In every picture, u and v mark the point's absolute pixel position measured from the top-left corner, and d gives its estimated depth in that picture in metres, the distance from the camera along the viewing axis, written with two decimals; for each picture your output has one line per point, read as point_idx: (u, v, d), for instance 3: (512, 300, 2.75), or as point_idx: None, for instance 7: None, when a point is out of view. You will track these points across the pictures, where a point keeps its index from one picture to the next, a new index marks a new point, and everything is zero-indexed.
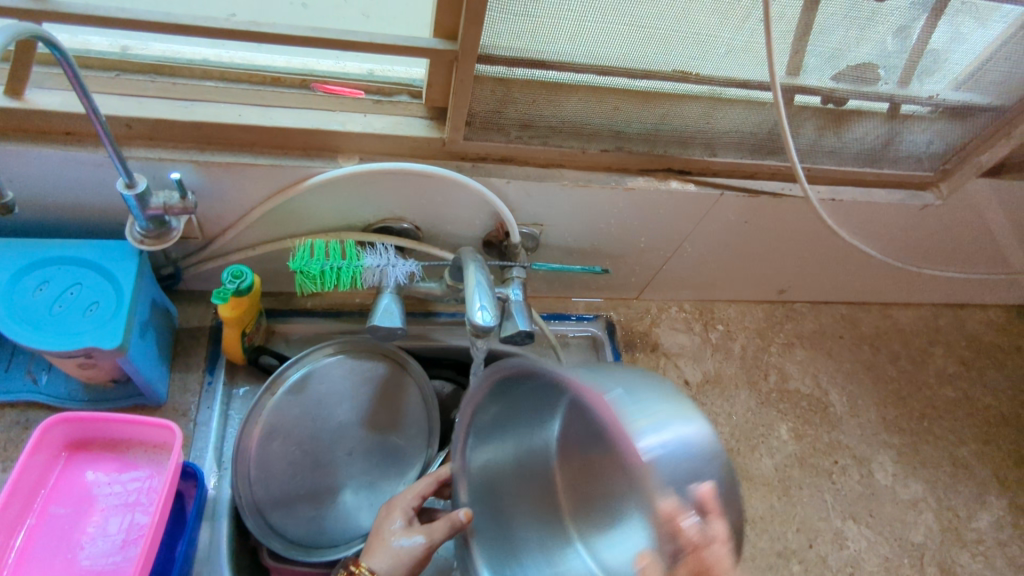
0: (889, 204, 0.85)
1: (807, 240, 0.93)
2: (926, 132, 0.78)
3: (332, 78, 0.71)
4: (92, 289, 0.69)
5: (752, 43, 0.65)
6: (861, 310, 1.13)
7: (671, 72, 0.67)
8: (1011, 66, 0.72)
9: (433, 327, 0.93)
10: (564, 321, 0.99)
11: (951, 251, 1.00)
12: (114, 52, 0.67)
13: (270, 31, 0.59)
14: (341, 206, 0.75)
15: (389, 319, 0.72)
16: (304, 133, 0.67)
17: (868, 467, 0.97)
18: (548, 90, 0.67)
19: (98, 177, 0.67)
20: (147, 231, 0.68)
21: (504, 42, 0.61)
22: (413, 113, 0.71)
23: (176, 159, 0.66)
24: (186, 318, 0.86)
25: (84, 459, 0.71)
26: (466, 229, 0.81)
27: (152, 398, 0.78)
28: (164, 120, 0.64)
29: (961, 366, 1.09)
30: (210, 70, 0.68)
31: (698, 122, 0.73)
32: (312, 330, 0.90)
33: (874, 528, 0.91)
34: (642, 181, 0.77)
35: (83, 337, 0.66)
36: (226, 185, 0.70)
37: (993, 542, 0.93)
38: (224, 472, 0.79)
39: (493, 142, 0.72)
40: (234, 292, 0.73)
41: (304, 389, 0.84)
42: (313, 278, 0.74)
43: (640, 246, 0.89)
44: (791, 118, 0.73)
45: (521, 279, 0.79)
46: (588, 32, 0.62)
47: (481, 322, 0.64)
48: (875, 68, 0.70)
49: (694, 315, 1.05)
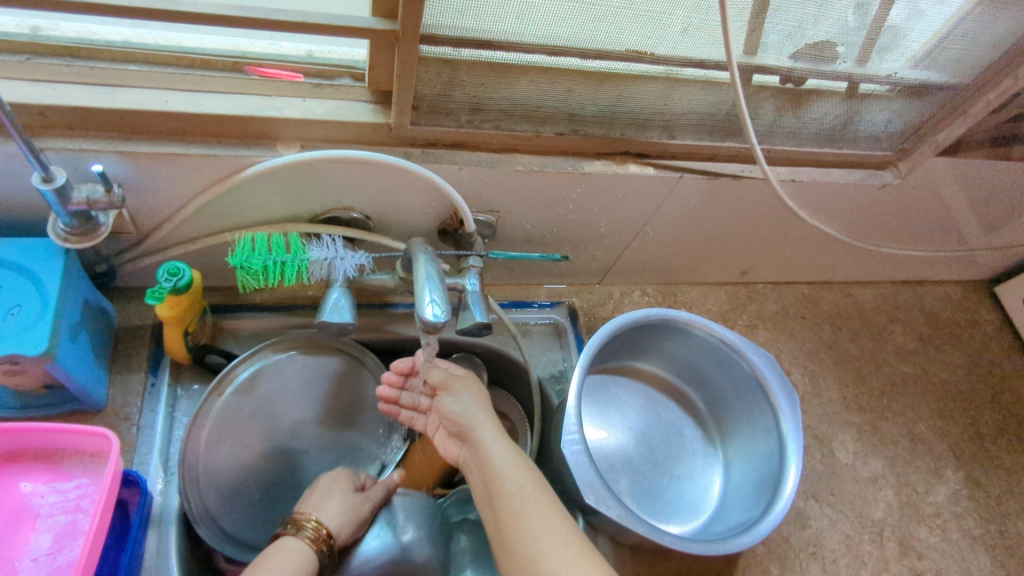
0: (849, 184, 0.84)
1: (768, 221, 0.92)
2: (884, 111, 0.77)
3: (267, 60, 0.66)
4: (14, 291, 0.64)
5: (708, 22, 0.63)
6: (823, 289, 1.13)
7: (625, 52, 0.64)
8: (968, 44, 0.71)
9: (390, 319, 0.89)
10: (525, 310, 0.96)
11: (908, 229, 1.01)
12: (23, 33, 0.61)
13: (190, 10, 0.54)
14: (284, 196, 0.71)
15: (339, 314, 0.69)
16: (239, 120, 0.63)
17: (829, 447, 0.97)
18: (497, 71, 0.64)
19: (13, 170, 0.62)
20: (70, 228, 0.63)
21: (449, 21, 0.58)
22: (357, 97, 0.67)
23: (98, 150, 0.61)
24: (125, 317, 0.82)
25: (15, 471, 0.67)
26: (420, 218, 0.78)
27: (89, 403, 0.74)
28: (80, 108, 0.59)
29: (919, 342, 1.11)
30: (132, 53, 0.63)
31: (656, 103, 0.71)
32: (261, 325, 0.86)
33: (835, 507, 0.92)
34: (600, 165, 0.75)
35: (3, 343, 0.61)
36: (157, 177, 0.65)
37: (949, 514, 0.95)
38: (171, 478, 0.75)
39: (443, 127, 0.68)
40: (171, 291, 0.69)
41: (253, 388, 0.80)
42: (255, 274, 0.70)
43: (600, 231, 0.86)
44: (749, 98, 0.71)
45: (478, 268, 0.76)
46: (537, 13, 0.59)
47: (432, 318, 0.61)
48: (833, 47, 0.68)
49: (657, 298, 1.04)
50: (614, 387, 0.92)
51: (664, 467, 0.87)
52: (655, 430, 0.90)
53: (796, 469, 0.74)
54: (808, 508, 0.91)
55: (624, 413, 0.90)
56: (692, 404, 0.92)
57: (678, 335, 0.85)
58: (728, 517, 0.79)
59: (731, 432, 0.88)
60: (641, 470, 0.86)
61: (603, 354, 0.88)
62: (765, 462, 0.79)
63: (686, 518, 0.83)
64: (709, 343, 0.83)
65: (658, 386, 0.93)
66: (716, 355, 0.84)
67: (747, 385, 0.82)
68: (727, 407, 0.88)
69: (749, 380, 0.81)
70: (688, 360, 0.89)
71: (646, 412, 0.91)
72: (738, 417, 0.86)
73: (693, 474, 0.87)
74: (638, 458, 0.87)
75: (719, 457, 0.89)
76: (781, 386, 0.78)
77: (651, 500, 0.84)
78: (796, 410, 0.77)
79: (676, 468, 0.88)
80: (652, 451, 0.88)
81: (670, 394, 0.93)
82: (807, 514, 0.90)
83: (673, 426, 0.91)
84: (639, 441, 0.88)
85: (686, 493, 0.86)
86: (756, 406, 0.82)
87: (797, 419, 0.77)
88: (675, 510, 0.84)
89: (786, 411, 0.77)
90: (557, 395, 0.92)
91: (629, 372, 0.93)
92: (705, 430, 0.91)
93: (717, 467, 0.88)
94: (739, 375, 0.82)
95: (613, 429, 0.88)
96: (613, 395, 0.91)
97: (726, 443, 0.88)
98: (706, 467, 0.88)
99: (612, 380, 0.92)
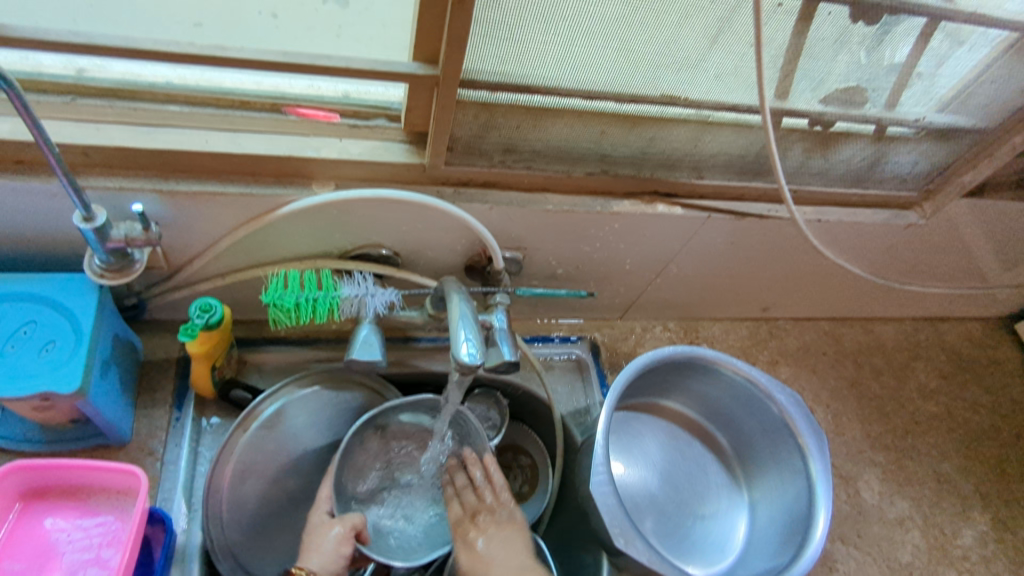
0: (875, 224, 0.84)
1: (792, 259, 0.92)
2: (911, 153, 0.78)
3: (305, 101, 0.67)
4: (48, 328, 0.65)
5: (742, 67, 0.64)
6: (843, 325, 1.13)
7: (659, 96, 0.65)
8: (995, 90, 0.72)
9: (413, 353, 0.89)
10: (547, 344, 0.96)
11: (931, 268, 1.00)
12: (69, 74, 0.62)
13: (237, 56, 0.55)
14: (315, 233, 0.71)
15: (368, 352, 0.69)
16: (275, 159, 0.64)
17: (854, 487, 0.96)
18: (533, 115, 0.65)
19: (54, 208, 0.63)
20: (107, 265, 0.64)
21: (488, 68, 0.59)
22: (392, 138, 0.68)
23: (138, 189, 0.62)
24: (151, 350, 0.82)
25: (42, 507, 0.66)
26: (449, 254, 0.78)
27: (115, 438, 0.74)
28: (121, 147, 0.60)
29: (941, 380, 1.10)
30: (173, 94, 0.64)
31: (686, 145, 0.72)
32: (285, 359, 0.85)
33: (862, 549, 0.91)
34: (629, 205, 0.75)
35: (37, 379, 0.61)
36: (192, 214, 0.66)
37: (978, 558, 0.93)
38: (195, 514, 0.74)
39: (475, 167, 0.69)
40: (203, 327, 0.70)
41: (278, 423, 0.79)
42: (288, 312, 0.70)
43: (625, 268, 0.86)
44: (778, 141, 0.72)
45: (505, 305, 0.76)
46: (574, 59, 0.60)
47: (467, 359, 0.61)
48: (862, 92, 0.69)
49: (679, 333, 1.04)
50: (636, 425, 0.91)
51: (688, 508, 0.86)
52: (679, 468, 0.89)
53: (826, 516, 0.72)
54: (835, 551, 0.90)
55: (648, 451, 0.89)
56: (715, 442, 0.91)
57: (703, 373, 0.84)
58: (756, 560, 0.78)
59: (756, 472, 0.87)
60: (665, 510, 0.85)
61: (627, 391, 0.87)
62: (793, 507, 0.78)
63: (713, 562, 0.82)
64: (736, 382, 0.82)
65: (681, 423, 0.92)
66: (743, 396, 0.83)
67: (775, 424, 0.81)
68: (751, 447, 0.87)
69: (775, 419, 0.80)
70: (712, 399, 0.88)
71: (669, 449, 0.90)
72: (763, 455, 0.85)
73: (717, 513, 0.86)
74: (662, 498, 0.86)
75: (744, 497, 0.87)
76: (808, 427, 0.78)
77: (679, 543, 0.83)
78: (824, 451, 0.76)
79: (700, 507, 0.87)
80: (677, 492, 0.87)
81: (693, 431, 0.92)
82: (834, 557, 0.89)
83: (696, 464, 0.90)
84: (662, 479, 0.88)
85: (712, 535, 0.85)
86: (782, 444, 0.81)
87: (826, 461, 0.76)
88: (701, 555, 0.83)
89: (814, 452, 0.76)
90: (580, 432, 0.90)
91: (653, 409, 0.93)
92: (729, 469, 0.90)
93: (742, 511, 0.87)
94: (766, 414, 0.82)
95: (636, 469, 0.88)
96: (636, 431, 0.91)
97: (751, 483, 0.87)
98: (730, 507, 0.87)
99: (635, 417, 0.92)
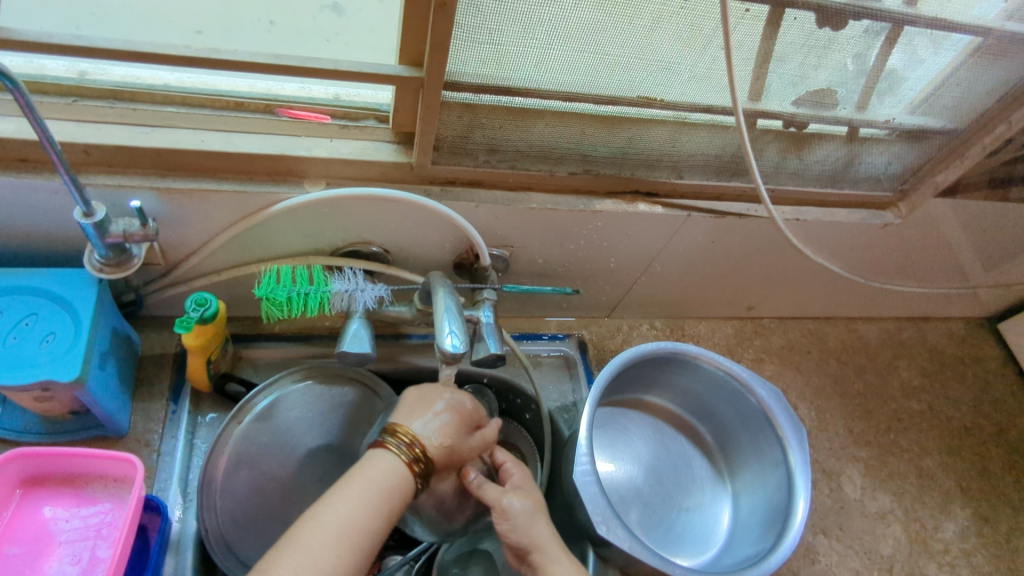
0: (852, 223, 0.87)
1: (774, 257, 0.94)
2: (884, 154, 0.81)
3: (296, 103, 0.70)
4: (48, 320, 0.67)
5: (714, 70, 0.66)
6: (827, 325, 1.15)
7: (635, 98, 0.68)
8: (962, 92, 0.74)
9: (404, 350, 0.91)
10: (536, 341, 0.98)
11: (912, 267, 1.03)
12: (71, 77, 0.65)
13: (230, 58, 0.58)
14: (308, 230, 0.74)
15: (359, 345, 0.70)
16: (268, 159, 0.66)
17: (837, 481, 0.98)
18: (515, 115, 0.67)
19: (56, 204, 0.65)
20: (106, 259, 0.66)
21: (470, 68, 0.62)
22: (380, 138, 0.71)
23: (136, 186, 0.65)
24: (148, 346, 0.84)
25: (41, 495, 0.69)
26: (438, 251, 0.81)
27: (113, 428, 0.76)
28: (119, 146, 0.63)
29: (924, 378, 1.12)
30: (171, 96, 0.67)
31: (665, 145, 0.74)
32: (278, 355, 0.88)
33: (844, 542, 0.92)
34: (611, 204, 0.78)
35: (38, 369, 0.64)
36: (187, 211, 0.68)
37: (958, 551, 0.95)
38: (190, 504, 0.76)
39: (461, 166, 0.72)
40: (198, 321, 0.72)
41: (270, 415, 0.81)
42: (280, 305, 0.73)
43: (609, 266, 0.89)
44: (753, 141, 0.75)
45: (492, 300, 0.78)
46: (553, 61, 0.63)
47: (450, 349, 0.63)
48: (833, 94, 0.72)
49: (666, 332, 1.06)
50: (623, 420, 0.93)
51: (674, 501, 0.88)
52: (664, 462, 0.91)
53: (804, 504, 0.74)
54: (817, 543, 0.91)
55: (634, 444, 0.91)
56: (701, 437, 0.93)
57: (686, 367, 0.86)
58: (739, 549, 0.80)
59: (739, 465, 0.89)
60: (651, 503, 0.87)
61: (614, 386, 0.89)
62: (774, 498, 0.80)
63: (696, 554, 0.84)
64: (718, 377, 0.84)
65: (667, 419, 0.94)
66: (724, 389, 0.85)
67: (756, 416, 0.83)
68: (735, 440, 0.89)
69: (756, 412, 0.83)
70: (696, 394, 0.90)
71: (656, 444, 0.92)
72: (745, 448, 0.87)
73: (702, 506, 0.88)
74: (647, 490, 0.88)
75: (728, 490, 0.90)
76: (788, 420, 0.80)
77: (664, 535, 0.85)
78: (803, 444, 0.78)
79: (686, 501, 0.89)
80: (663, 486, 0.89)
81: (679, 427, 0.94)
82: (816, 549, 0.91)
83: (681, 459, 0.92)
84: (648, 473, 0.89)
85: (696, 527, 0.87)
86: (763, 437, 0.83)
87: (803, 452, 0.78)
88: (686, 547, 0.85)
89: (794, 444, 0.78)
90: (567, 426, 0.93)
91: (639, 405, 0.95)
92: (713, 462, 0.92)
93: (726, 504, 0.89)
94: (747, 408, 0.84)
95: (623, 463, 0.89)
96: (623, 426, 0.93)
97: (735, 476, 0.89)
98: (715, 500, 0.89)
99: (622, 413, 0.94)
